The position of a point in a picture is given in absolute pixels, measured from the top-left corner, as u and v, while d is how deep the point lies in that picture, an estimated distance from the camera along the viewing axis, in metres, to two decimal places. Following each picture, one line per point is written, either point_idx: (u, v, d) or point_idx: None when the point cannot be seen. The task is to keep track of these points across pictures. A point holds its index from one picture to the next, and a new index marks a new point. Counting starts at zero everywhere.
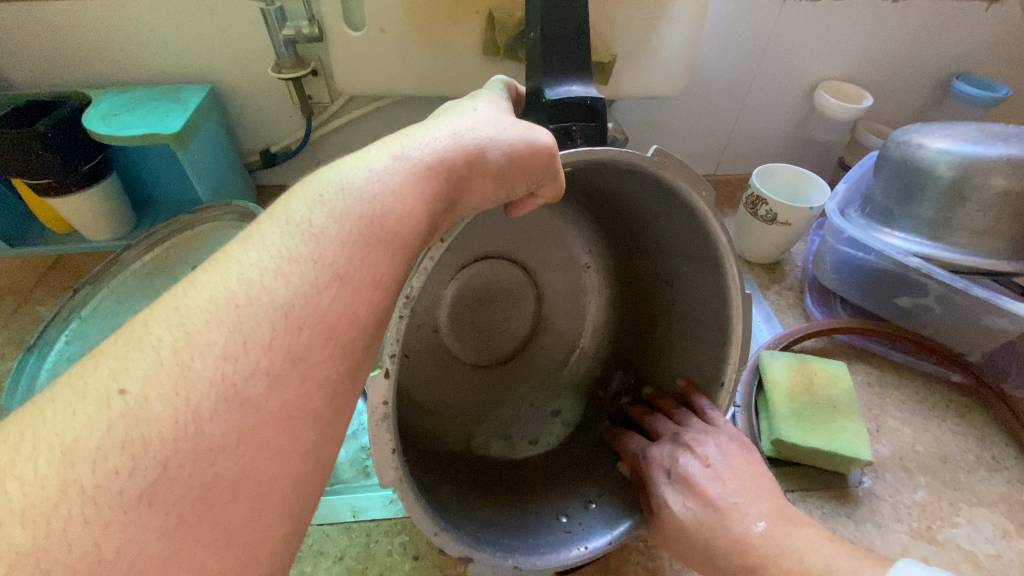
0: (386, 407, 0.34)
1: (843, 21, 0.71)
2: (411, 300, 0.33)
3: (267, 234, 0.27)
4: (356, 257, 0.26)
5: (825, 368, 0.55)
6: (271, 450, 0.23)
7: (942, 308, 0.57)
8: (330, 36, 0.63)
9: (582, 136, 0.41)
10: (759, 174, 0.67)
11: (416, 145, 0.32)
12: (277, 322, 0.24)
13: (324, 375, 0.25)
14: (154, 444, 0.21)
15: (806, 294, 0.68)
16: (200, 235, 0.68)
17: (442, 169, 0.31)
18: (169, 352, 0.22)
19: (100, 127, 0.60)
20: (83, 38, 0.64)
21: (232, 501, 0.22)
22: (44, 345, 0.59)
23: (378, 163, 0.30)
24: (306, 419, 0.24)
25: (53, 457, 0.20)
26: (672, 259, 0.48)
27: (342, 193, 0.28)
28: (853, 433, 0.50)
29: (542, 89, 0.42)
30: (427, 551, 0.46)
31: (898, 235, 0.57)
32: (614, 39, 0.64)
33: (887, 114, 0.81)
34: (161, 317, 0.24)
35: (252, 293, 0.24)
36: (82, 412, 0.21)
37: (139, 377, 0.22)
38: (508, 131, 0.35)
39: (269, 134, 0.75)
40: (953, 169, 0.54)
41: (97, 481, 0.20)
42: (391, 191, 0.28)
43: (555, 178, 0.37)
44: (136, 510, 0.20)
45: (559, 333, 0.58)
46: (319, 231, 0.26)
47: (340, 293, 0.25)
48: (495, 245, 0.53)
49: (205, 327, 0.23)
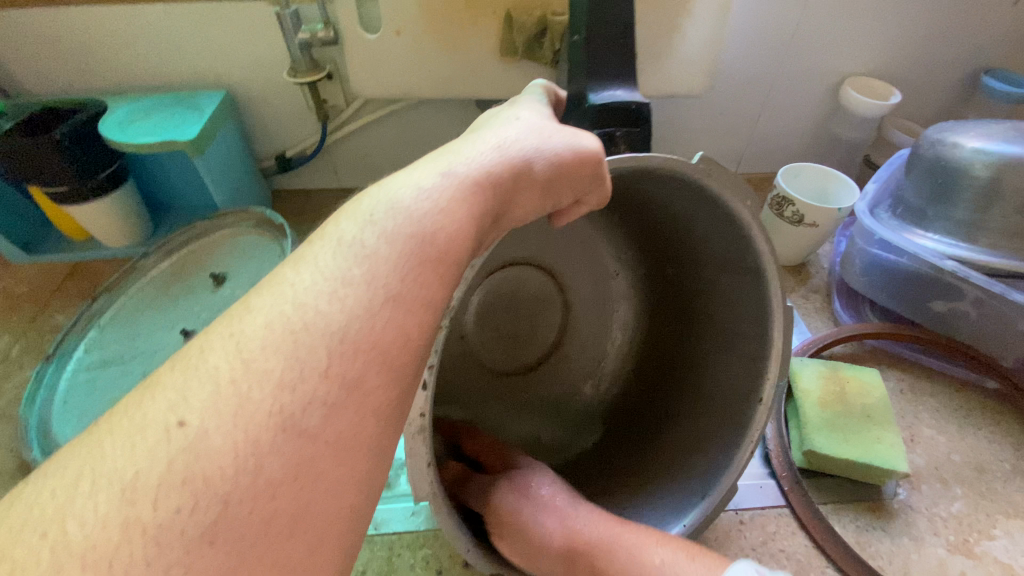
0: (423, 419, 0.32)
1: (871, 15, 0.68)
2: (453, 311, 0.31)
3: (320, 254, 0.25)
4: (408, 278, 0.25)
5: (857, 376, 0.53)
6: (329, 482, 0.22)
7: (978, 313, 0.56)
8: (346, 39, 0.62)
9: (625, 140, 0.40)
10: (784, 174, 0.66)
11: (464, 160, 0.30)
12: (333, 347, 0.23)
13: (378, 402, 0.23)
14: (216, 479, 0.20)
15: (834, 296, 0.66)
16: (217, 242, 0.67)
17: (491, 184, 0.30)
18: (227, 381, 0.21)
19: (119, 135, 0.59)
20: (100, 43, 0.64)
21: (289, 538, 0.21)
22: (62, 356, 0.58)
23: (426, 180, 0.29)
24: (363, 450, 0.23)
25: (113, 495, 0.19)
26: (706, 267, 0.47)
27: (393, 213, 0.27)
28: (888, 444, 0.48)
29: (585, 93, 0.41)
30: (449, 566, 0.45)
31: (930, 236, 0.55)
32: (635, 38, 0.62)
33: (914, 110, 0.79)
34: (217, 343, 0.22)
35: (309, 318, 0.23)
36: (141, 445, 0.20)
37: (199, 409, 0.20)
38: (553, 140, 0.34)
39: (284, 138, 0.75)
40: (989, 169, 0.52)
41: (159, 521, 0.19)
42: (440, 210, 0.27)
43: (598, 185, 0.36)
44: (197, 551, 0.19)
45: (586, 342, 0.57)
46: (372, 253, 0.25)
47: (393, 316, 0.24)
48: (522, 251, 0.52)
49: (263, 355, 0.22)
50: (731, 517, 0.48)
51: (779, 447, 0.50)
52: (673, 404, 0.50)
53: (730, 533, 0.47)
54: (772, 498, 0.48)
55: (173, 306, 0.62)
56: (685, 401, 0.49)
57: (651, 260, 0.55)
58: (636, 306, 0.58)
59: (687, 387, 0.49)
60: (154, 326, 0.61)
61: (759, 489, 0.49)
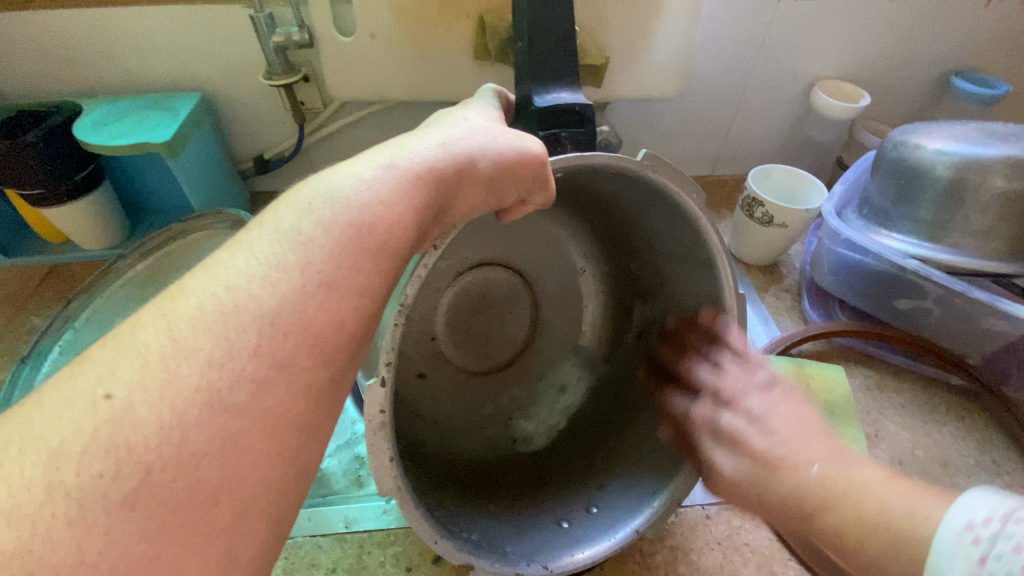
0: (383, 415, 0.33)
1: (838, 20, 0.70)
2: (405, 308, 0.33)
3: (256, 241, 0.26)
4: (345, 265, 0.26)
5: (822, 372, 0.54)
6: (256, 455, 0.23)
7: (942, 310, 0.57)
8: (320, 42, 0.62)
9: (571, 141, 0.40)
10: (755, 175, 0.66)
11: (406, 153, 0.31)
12: (263, 329, 0.23)
13: (307, 381, 0.24)
14: (139, 449, 0.20)
15: (804, 296, 0.68)
16: (194, 243, 0.67)
17: (433, 178, 0.31)
18: (156, 358, 0.22)
19: (93, 138, 0.59)
20: (73, 46, 0.64)
21: (215, 505, 0.21)
22: (37, 356, 0.58)
23: (367, 171, 0.30)
24: (291, 427, 0.24)
25: (40, 459, 0.20)
26: (667, 261, 0.48)
27: (332, 203, 0.27)
28: (850, 438, 0.49)
29: (530, 97, 0.42)
30: (419, 563, 0.45)
31: (894, 237, 0.56)
32: (607, 42, 0.63)
33: (886, 112, 0.81)
34: (149, 322, 0.23)
35: (239, 300, 0.24)
36: (67, 415, 0.21)
37: (125, 380, 0.21)
38: (498, 140, 0.35)
39: (263, 140, 0.75)
40: (950, 170, 0.53)
41: (82, 484, 0.20)
42: (379, 201, 0.28)
43: (544, 186, 0.37)
44: (120, 514, 0.20)
45: (556, 338, 0.58)
46: (307, 239, 0.26)
47: (326, 301, 0.25)
48: (489, 251, 0.53)
49: (193, 334, 0.23)
50: (698, 512, 0.48)
51: None
52: (641, 399, 0.51)
53: (697, 527, 0.47)
54: None
55: None
56: (652, 396, 0.50)
57: (617, 257, 0.56)
58: (604, 301, 0.58)
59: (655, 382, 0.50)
60: None
61: None
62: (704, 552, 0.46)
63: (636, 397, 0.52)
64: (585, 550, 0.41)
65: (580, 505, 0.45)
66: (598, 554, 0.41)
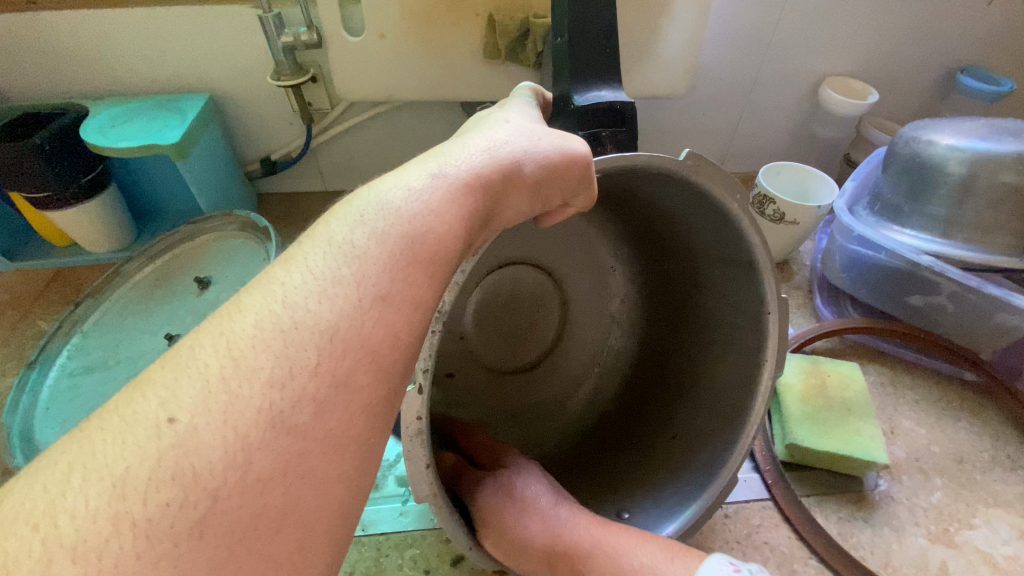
0: (420, 423, 0.32)
1: (846, 17, 0.70)
2: (442, 317, 0.31)
3: (310, 254, 0.26)
4: (398, 278, 0.26)
5: (837, 370, 0.54)
6: (316, 478, 0.22)
7: (955, 306, 0.57)
8: (329, 42, 0.62)
9: (611, 140, 0.40)
10: (765, 173, 0.67)
11: (453, 161, 0.31)
12: (323, 346, 0.23)
13: (368, 400, 0.24)
14: (205, 476, 0.20)
15: (815, 293, 0.67)
16: (202, 247, 0.67)
17: (481, 185, 0.30)
18: (218, 379, 0.22)
19: (101, 139, 0.59)
20: (80, 47, 0.63)
21: (277, 533, 0.21)
22: (45, 360, 0.58)
23: (416, 181, 0.29)
24: (350, 446, 0.23)
25: (105, 489, 0.19)
26: (702, 261, 0.47)
27: (383, 213, 0.27)
28: (868, 436, 0.49)
29: (570, 95, 0.42)
30: (437, 565, 0.45)
31: (908, 232, 0.56)
32: (616, 40, 0.63)
33: (892, 110, 0.81)
34: (208, 340, 0.23)
35: (298, 315, 0.23)
36: (132, 442, 0.20)
37: (189, 405, 0.21)
38: (543, 143, 0.34)
39: (269, 142, 0.75)
40: (964, 166, 0.53)
41: (148, 514, 0.19)
42: (430, 211, 0.28)
43: (587, 188, 0.36)
44: (187, 543, 0.19)
45: (584, 338, 0.57)
46: (362, 254, 0.26)
47: (383, 316, 0.25)
48: (518, 250, 0.53)
49: (252, 352, 0.22)
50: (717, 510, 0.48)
51: (763, 441, 0.51)
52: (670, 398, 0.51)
53: (716, 526, 0.47)
54: (755, 492, 0.49)
55: (158, 312, 0.62)
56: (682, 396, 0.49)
57: (647, 256, 0.55)
58: (633, 301, 0.58)
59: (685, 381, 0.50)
60: (138, 332, 0.60)
61: (743, 482, 0.49)
62: (724, 551, 0.46)
63: (667, 397, 0.51)
64: None
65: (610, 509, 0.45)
66: None
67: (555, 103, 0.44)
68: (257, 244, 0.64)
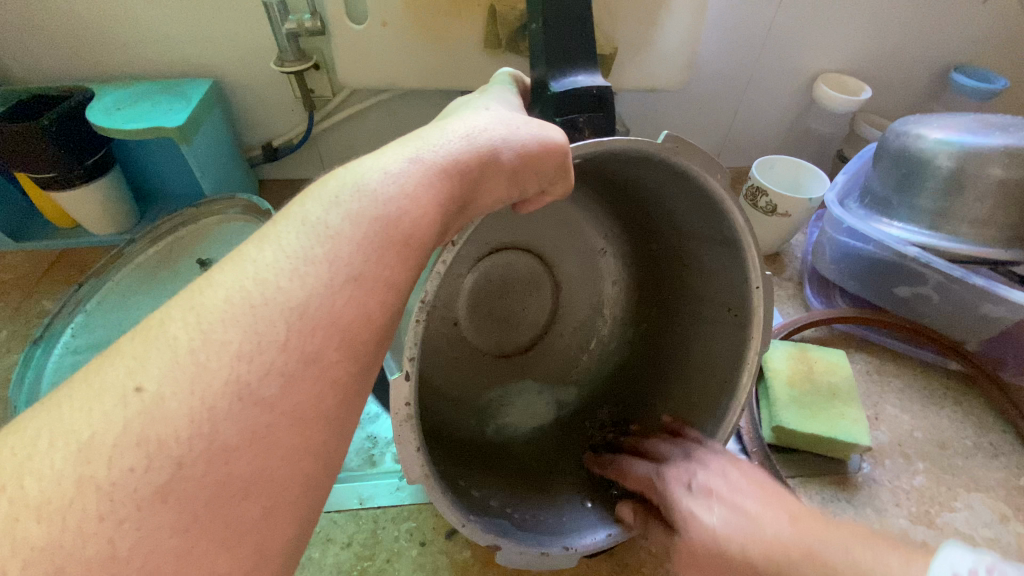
0: (409, 408, 0.34)
1: (842, 14, 0.71)
2: (428, 304, 0.34)
3: (283, 234, 0.27)
4: (371, 258, 0.27)
5: (824, 357, 0.55)
6: (282, 450, 0.23)
7: (940, 297, 0.58)
8: (333, 29, 0.63)
9: (588, 126, 0.41)
10: (758, 166, 0.68)
11: (430, 147, 0.32)
12: (291, 323, 0.24)
13: (336, 375, 0.25)
14: (170, 443, 0.21)
15: (805, 284, 0.69)
16: (205, 229, 0.68)
17: (455, 170, 0.32)
18: (185, 351, 0.23)
19: (108, 121, 0.60)
20: (87, 31, 0.64)
21: (243, 499, 0.22)
22: (49, 339, 0.59)
23: (393, 165, 0.30)
24: (318, 421, 0.25)
25: (73, 452, 0.20)
26: (689, 243, 0.48)
27: (359, 195, 0.28)
28: (852, 419, 0.50)
29: (548, 81, 0.43)
30: (433, 537, 0.46)
31: (896, 224, 0.58)
32: (614, 33, 0.64)
33: (886, 107, 0.82)
34: (178, 315, 0.24)
35: (267, 292, 0.24)
36: (100, 408, 0.21)
37: (156, 376, 0.22)
38: (520, 131, 0.35)
39: (271, 128, 0.76)
40: (952, 159, 0.55)
41: (114, 478, 0.20)
42: (405, 195, 0.29)
43: (565, 176, 0.37)
44: (151, 507, 0.20)
45: (576, 321, 0.59)
46: (335, 234, 0.27)
47: (354, 296, 0.26)
48: (508, 236, 0.54)
49: (220, 327, 0.23)
50: None
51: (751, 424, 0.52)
52: (659, 381, 0.52)
53: None
54: None
55: (160, 294, 0.63)
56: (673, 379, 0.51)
57: (636, 242, 0.56)
58: (623, 283, 0.59)
59: (675, 366, 0.51)
60: (141, 313, 0.61)
61: None
62: None
63: (656, 380, 0.53)
64: (602, 532, 0.42)
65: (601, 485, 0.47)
66: (613, 538, 0.41)
67: (534, 88, 0.45)
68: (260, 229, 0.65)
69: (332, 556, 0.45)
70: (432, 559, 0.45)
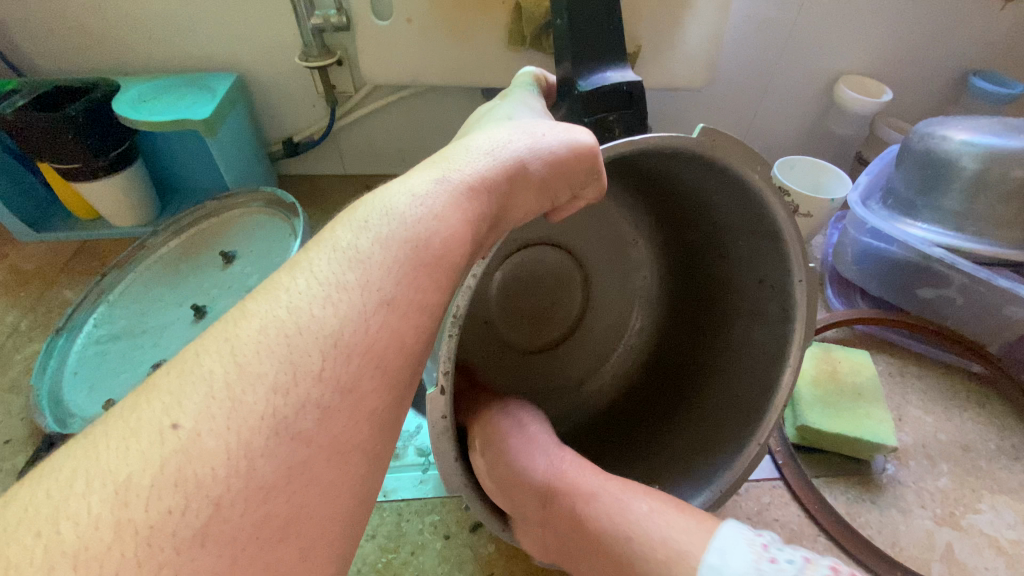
0: (445, 421, 0.34)
1: (863, 16, 0.71)
2: (458, 319, 0.32)
3: (315, 260, 0.26)
4: (403, 281, 0.26)
5: (848, 357, 0.55)
6: (321, 485, 0.23)
7: (964, 298, 0.58)
8: (357, 24, 0.63)
9: (619, 125, 0.42)
10: (779, 166, 0.68)
11: (457, 166, 0.31)
12: (327, 353, 0.23)
13: (372, 405, 0.24)
14: (208, 482, 0.20)
15: (826, 284, 0.69)
16: (226, 222, 0.68)
17: (484, 188, 0.31)
18: (222, 386, 0.22)
19: (134, 113, 0.60)
20: (114, 24, 0.65)
21: (281, 541, 0.22)
22: (72, 328, 0.59)
23: (421, 187, 0.29)
24: (353, 452, 0.24)
25: (107, 494, 0.19)
26: (725, 233, 0.48)
27: (388, 219, 0.27)
28: (878, 419, 0.50)
29: (576, 80, 0.43)
30: (457, 530, 0.46)
31: (920, 226, 0.58)
32: (638, 31, 0.64)
33: (905, 110, 0.82)
34: (213, 347, 0.23)
35: (303, 323, 0.24)
36: (135, 446, 0.20)
37: (193, 412, 0.21)
38: (548, 138, 0.34)
39: (293, 123, 0.76)
40: (976, 161, 0.55)
41: (151, 520, 0.19)
42: (434, 215, 0.28)
43: (596, 179, 0.37)
44: (191, 551, 0.19)
45: (608, 313, 0.59)
46: (366, 259, 0.26)
47: (388, 321, 0.25)
48: (536, 233, 0.53)
49: (257, 360, 0.22)
50: None
51: None
52: (692, 381, 0.52)
53: (727, 503, 0.48)
54: (765, 471, 0.50)
55: (182, 285, 0.63)
56: (707, 379, 0.51)
57: (672, 239, 0.57)
58: (656, 273, 0.59)
59: (708, 365, 0.51)
60: (164, 303, 0.61)
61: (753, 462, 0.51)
62: None
63: (689, 380, 0.53)
64: None
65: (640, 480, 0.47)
66: None
67: (559, 88, 0.46)
68: (283, 221, 0.65)
69: (356, 547, 0.45)
70: (456, 552, 0.45)
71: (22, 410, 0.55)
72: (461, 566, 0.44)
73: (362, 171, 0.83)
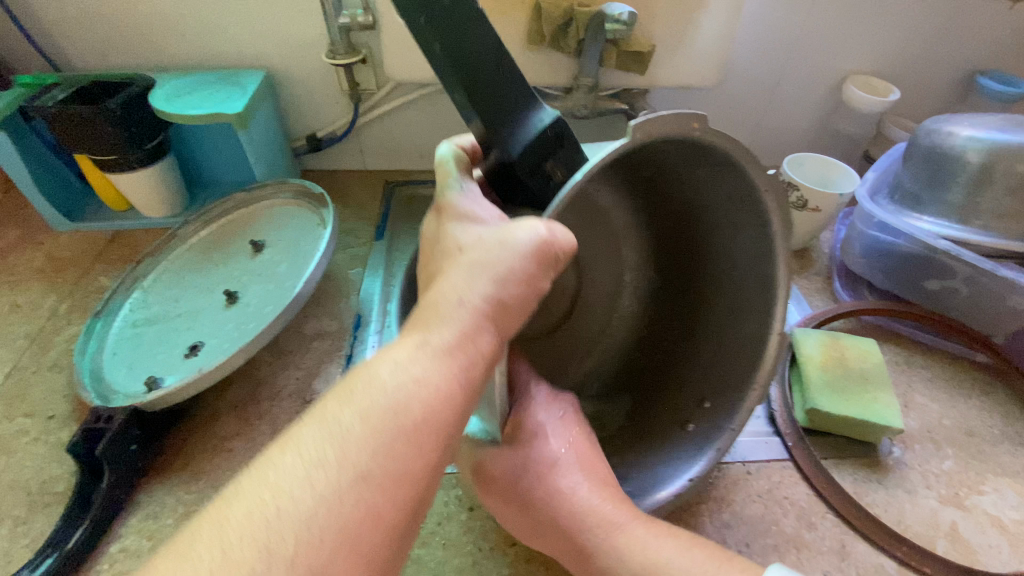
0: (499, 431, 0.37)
1: (871, 17, 0.73)
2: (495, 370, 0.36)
3: (327, 417, 0.26)
4: (387, 454, 0.25)
5: (856, 345, 0.57)
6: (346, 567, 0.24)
7: (969, 289, 0.60)
8: (382, 23, 0.66)
9: (558, 168, 0.39)
10: (789, 162, 0.70)
11: (435, 327, 0.29)
12: (351, 482, 0.24)
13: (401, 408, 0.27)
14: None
15: (834, 278, 0.71)
16: (254, 214, 0.71)
17: (464, 343, 0.30)
18: (262, 512, 0.23)
19: (169, 107, 0.63)
20: (151, 23, 0.68)
21: None
22: (110, 312, 0.61)
23: (398, 360, 0.28)
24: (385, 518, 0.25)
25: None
26: (682, 171, 0.47)
27: (368, 396, 0.26)
28: (885, 404, 0.52)
29: (501, 148, 0.38)
30: (481, 504, 0.48)
31: (926, 219, 0.60)
32: (652, 31, 0.67)
33: (912, 109, 0.84)
34: (247, 487, 0.24)
35: (330, 460, 0.25)
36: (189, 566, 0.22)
37: (237, 544, 0.22)
38: (515, 242, 0.33)
39: (317, 119, 0.79)
40: (981, 155, 0.57)
41: None
42: (414, 386, 0.27)
43: (564, 258, 0.35)
44: None
45: (597, 266, 0.59)
46: (348, 432, 0.25)
47: (405, 450, 0.26)
48: None
49: (292, 489, 0.24)
50: (739, 468, 0.51)
51: (783, 408, 0.55)
52: (676, 362, 0.54)
53: (738, 482, 0.50)
54: (776, 452, 0.52)
55: (214, 272, 0.65)
56: (692, 361, 0.52)
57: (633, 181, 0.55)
58: (628, 210, 0.59)
59: (692, 349, 0.53)
60: (197, 288, 0.63)
61: (764, 444, 0.53)
62: (746, 503, 0.49)
63: (674, 362, 0.54)
64: (694, 462, 0.45)
65: (679, 420, 0.49)
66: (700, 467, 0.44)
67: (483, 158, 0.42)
68: (311, 212, 0.68)
69: None
70: (481, 524, 0.47)
71: (64, 389, 0.58)
72: (486, 537, 0.46)
73: (382, 166, 0.86)
